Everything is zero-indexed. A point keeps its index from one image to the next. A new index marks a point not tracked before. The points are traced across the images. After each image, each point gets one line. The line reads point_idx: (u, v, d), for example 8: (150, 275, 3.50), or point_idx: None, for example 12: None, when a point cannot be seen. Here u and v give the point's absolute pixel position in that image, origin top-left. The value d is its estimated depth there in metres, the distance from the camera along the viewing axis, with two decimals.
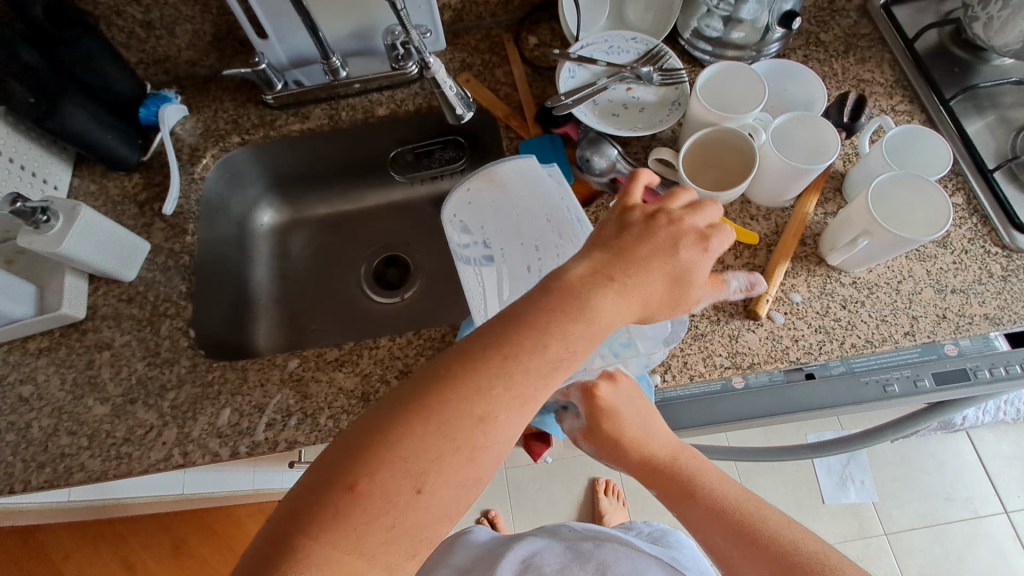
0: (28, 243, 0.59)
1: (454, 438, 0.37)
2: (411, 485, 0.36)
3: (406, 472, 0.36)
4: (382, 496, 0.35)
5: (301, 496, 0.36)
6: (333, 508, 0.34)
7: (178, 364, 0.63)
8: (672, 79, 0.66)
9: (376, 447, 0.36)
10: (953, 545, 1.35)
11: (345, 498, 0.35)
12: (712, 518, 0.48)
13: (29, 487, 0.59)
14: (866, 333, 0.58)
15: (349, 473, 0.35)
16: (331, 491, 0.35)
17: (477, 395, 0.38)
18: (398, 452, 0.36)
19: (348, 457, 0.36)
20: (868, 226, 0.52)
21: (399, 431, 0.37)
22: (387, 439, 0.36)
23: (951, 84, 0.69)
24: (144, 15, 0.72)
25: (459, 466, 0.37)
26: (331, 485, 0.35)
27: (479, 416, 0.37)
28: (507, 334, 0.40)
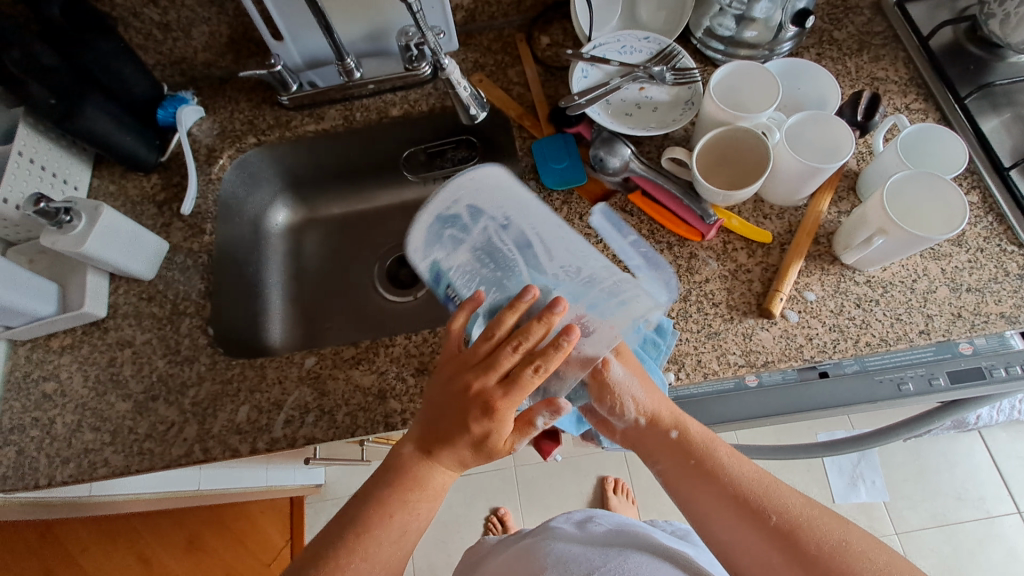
0: (52, 243, 0.60)
1: (397, 514, 0.50)
2: (380, 565, 0.49)
3: (374, 556, 0.49)
4: (363, 574, 0.49)
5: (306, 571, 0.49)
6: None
7: (197, 361, 0.64)
8: (684, 78, 0.66)
9: (352, 527, 0.50)
10: (966, 545, 1.34)
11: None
12: (728, 501, 0.50)
13: (54, 482, 0.60)
14: (880, 331, 0.58)
15: (336, 559, 0.49)
16: (324, 565, 0.49)
17: (412, 480, 0.51)
18: (365, 541, 0.49)
19: (335, 538, 0.50)
20: (883, 224, 0.52)
21: (366, 517, 0.50)
22: (360, 524, 0.50)
23: (967, 82, 0.69)
24: (162, 18, 0.73)
25: (404, 539, 0.51)
26: (323, 564, 0.49)
27: (415, 493, 0.51)
28: (429, 426, 0.51)
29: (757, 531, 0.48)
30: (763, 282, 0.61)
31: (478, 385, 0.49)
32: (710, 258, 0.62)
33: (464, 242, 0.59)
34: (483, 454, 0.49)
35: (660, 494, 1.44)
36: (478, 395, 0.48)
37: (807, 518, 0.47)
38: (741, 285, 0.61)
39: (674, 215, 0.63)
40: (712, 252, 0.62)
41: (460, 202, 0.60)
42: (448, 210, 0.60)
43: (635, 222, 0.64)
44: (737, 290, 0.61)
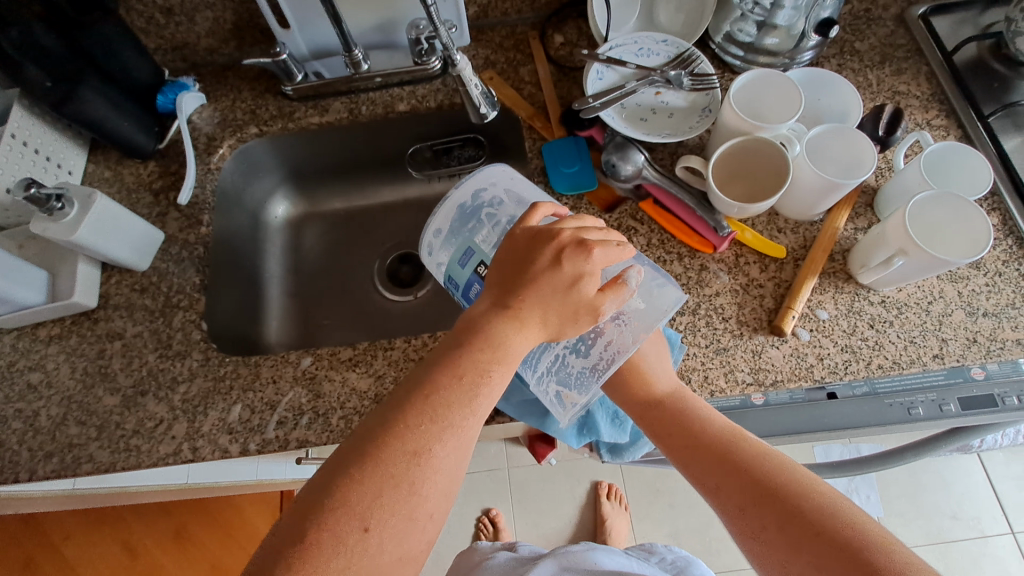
0: (42, 230, 0.58)
1: (469, 377, 0.42)
2: (451, 436, 0.40)
3: (444, 421, 0.40)
4: (432, 441, 0.39)
5: (361, 444, 0.39)
6: (397, 446, 0.39)
7: (189, 357, 0.62)
8: (703, 85, 0.64)
9: (419, 389, 0.41)
10: (958, 564, 1.34)
11: (404, 446, 0.39)
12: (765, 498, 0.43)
13: (35, 477, 0.58)
14: (894, 354, 0.56)
15: (355, 482, 0.37)
16: (382, 435, 0.39)
17: (486, 338, 0.43)
18: (435, 401, 0.40)
19: (395, 407, 0.41)
20: (903, 245, 0.50)
21: (433, 380, 0.42)
22: (427, 386, 0.41)
23: (990, 100, 0.67)
24: (165, 0, 0.71)
25: (477, 408, 0.42)
26: (385, 429, 0.39)
27: (490, 355, 0.43)
28: (509, 277, 0.46)
29: (771, 524, 0.42)
30: (775, 298, 0.59)
31: (564, 231, 0.47)
32: (721, 271, 0.60)
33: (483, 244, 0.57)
34: (567, 315, 0.45)
35: (653, 502, 1.43)
36: (565, 242, 0.46)
37: (827, 503, 0.41)
38: (752, 300, 0.59)
39: (686, 225, 0.62)
40: (723, 265, 0.61)
41: (475, 203, 0.58)
42: (467, 202, 0.58)
43: (645, 231, 0.63)
44: (747, 305, 0.59)
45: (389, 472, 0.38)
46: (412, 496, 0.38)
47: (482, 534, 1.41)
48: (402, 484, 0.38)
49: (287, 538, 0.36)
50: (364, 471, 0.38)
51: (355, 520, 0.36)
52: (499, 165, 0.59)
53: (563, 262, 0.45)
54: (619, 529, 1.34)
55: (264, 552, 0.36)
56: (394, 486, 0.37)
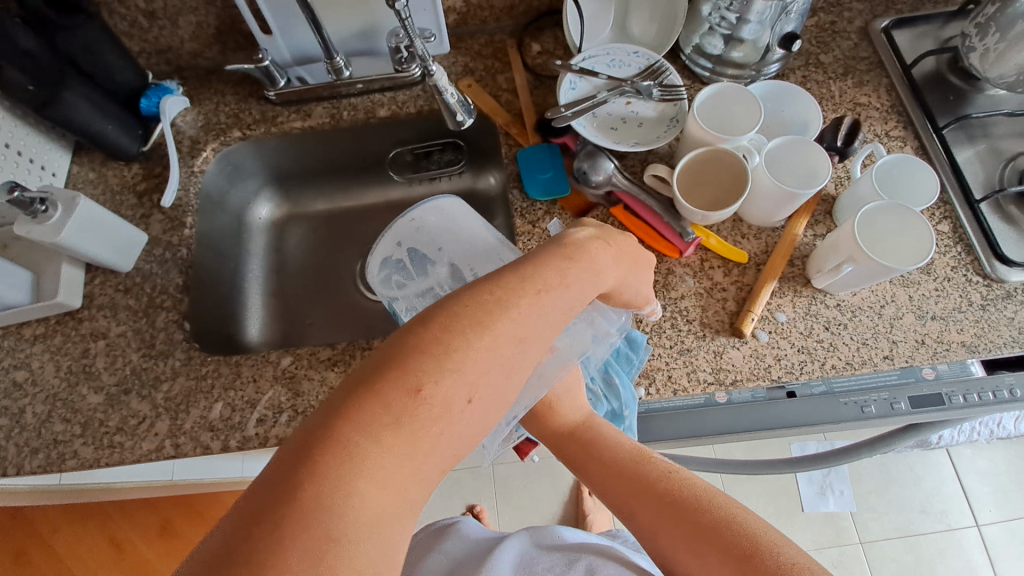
0: (27, 233, 0.60)
1: (514, 319, 0.36)
2: (481, 388, 0.34)
3: (489, 379, 0.35)
4: (458, 392, 0.33)
5: (371, 379, 0.32)
6: (413, 389, 0.32)
7: (172, 357, 0.64)
8: (671, 95, 0.67)
9: (446, 325, 0.34)
10: (926, 555, 1.39)
11: (411, 386, 0.32)
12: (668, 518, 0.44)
13: (21, 472, 0.60)
14: (846, 355, 0.59)
15: (376, 419, 0.31)
16: (400, 372, 0.32)
17: (532, 281, 0.38)
18: (470, 347, 0.34)
19: (416, 339, 0.33)
20: (852, 253, 0.53)
21: (489, 319, 0.35)
22: (458, 324, 0.34)
23: (945, 112, 0.70)
24: (148, 5, 0.72)
25: (522, 373, 0.37)
26: (410, 361, 0.32)
27: (538, 287, 0.37)
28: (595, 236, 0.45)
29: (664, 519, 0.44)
30: (737, 302, 0.62)
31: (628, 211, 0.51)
32: (686, 275, 0.63)
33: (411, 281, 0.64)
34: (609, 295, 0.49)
35: None
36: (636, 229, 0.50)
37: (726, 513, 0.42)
38: (715, 303, 0.62)
39: (653, 230, 0.64)
40: (689, 269, 0.63)
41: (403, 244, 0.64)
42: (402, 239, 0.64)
43: None
44: (710, 308, 0.62)
45: (402, 416, 0.31)
46: (427, 440, 0.32)
47: None
48: (420, 432, 0.31)
49: (274, 486, 0.28)
50: (376, 414, 0.31)
51: (375, 468, 0.30)
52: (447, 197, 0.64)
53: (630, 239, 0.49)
54: (600, 524, 1.38)
55: (245, 512, 0.28)
56: (410, 432, 0.31)
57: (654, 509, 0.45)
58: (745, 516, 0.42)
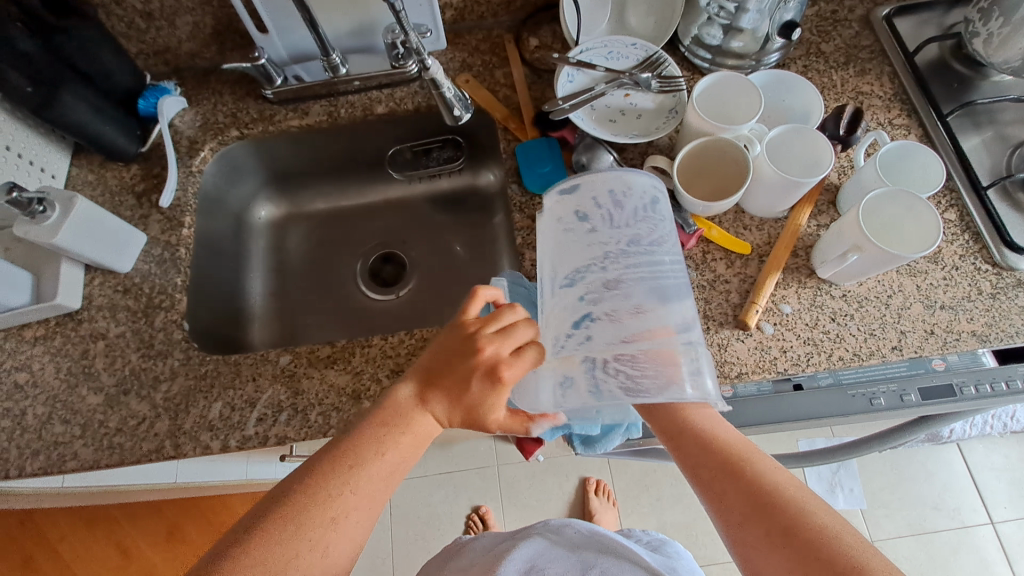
0: (24, 233, 0.59)
1: (391, 452, 0.44)
2: (365, 502, 0.42)
3: (362, 488, 0.42)
4: (350, 507, 0.41)
5: (286, 500, 0.41)
6: (321, 511, 0.41)
7: (171, 356, 0.64)
8: (670, 87, 0.66)
9: (338, 453, 0.44)
10: (939, 553, 1.37)
11: (324, 511, 0.41)
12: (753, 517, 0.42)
13: (22, 474, 0.60)
14: (854, 346, 0.58)
15: (262, 540, 0.39)
16: (304, 498, 0.41)
17: (403, 414, 0.46)
18: (359, 471, 0.43)
19: (326, 456, 0.44)
20: (857, 241, 0.52)
21: (357, 442, 0.44)
22: (351, 456, 0.43)
23: (950, 99, 0.69)
24: (145, 6, 0.72)
25: (391, 480, 0.44)
26: (312, 487, 0.41)
27: (387, 413, 0.46)
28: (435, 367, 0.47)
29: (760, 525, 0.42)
30: (741, 294, 0.61)
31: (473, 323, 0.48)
32: (689, 267, 0.62)
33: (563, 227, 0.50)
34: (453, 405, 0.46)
35: (641, 496, 1.45)
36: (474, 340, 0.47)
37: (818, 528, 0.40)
38: (718, 295, 0.61)
39: None
40: (691, 261, 0.63)
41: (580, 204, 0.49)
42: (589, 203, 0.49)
43: None
44: (714, 300, 0.61)
45: (307, 535, 0.40)
46: (329, 546, 0.40)
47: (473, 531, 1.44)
48: (315, 549, 0.40)
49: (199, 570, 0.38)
50: (281, 535, 0.39)
51: None
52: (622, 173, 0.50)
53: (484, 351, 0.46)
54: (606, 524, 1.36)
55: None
56: (309, 549, 0.39)
57: (750, 516, 0.43)
58: (835, 533, 0.40)
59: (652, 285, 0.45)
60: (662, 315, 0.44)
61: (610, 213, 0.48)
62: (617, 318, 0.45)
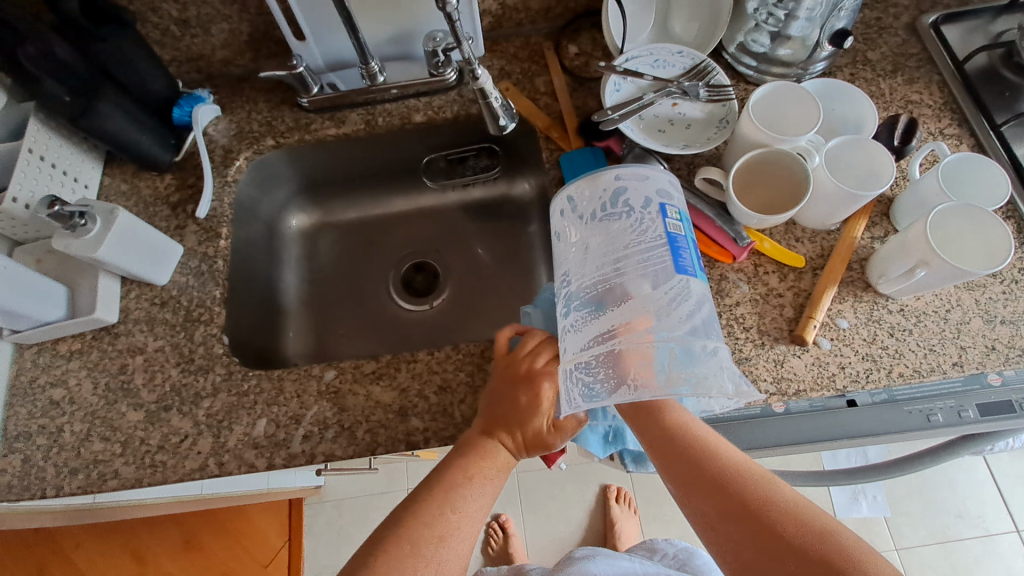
0: (65, 247, 0.58)
1: (476, 476, 0.51)
2: (464, 522, 0.49)
3: (460, 509, 0.49)
4: (452, 527, 0.48)
5: (401, 525, 0.48)
6: (428, 529, 0.48)
7: (212, 371, 0.62)
8: (720, 96, 0.64)
9: (436, 482, 0.51)
10: (963, 561, 1.36)
11: (431, 531, 0.47)
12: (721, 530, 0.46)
13: (61, 493, 0.58)
14: (913, 362, 0.57)
15: (385, 556, 0.46)
16: (412, 521, 0.48)
17: (481, 448, 0.52)
18: (453, 496, 0.50)
19: (426, 485, 0.51)
20: (924, 256, 0.51)
21: (446, 472, 0.51)
22: (444, 483, 0.50)
23: (1001, 108, 0.68)
24: (181, 13, 0.70)
25: (483, 499, 0.51)
26: (417, 511, 0.49)
27: (462, 448, 0.53)
28: (493, 408, 0.54)
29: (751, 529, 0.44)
30: (795, 308, 0.60)
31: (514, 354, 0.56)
32: (741, 281, 0.61)
33: (577, 219, 0.53)
34: (503, 425, 0.53)
35: (662, 503, 1.44)
36: (519, 378, 0.54)
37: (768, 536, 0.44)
38: (772, 309, 0.60)
39: (705, 235, 0.62)
40: (743, 274, 0.61)
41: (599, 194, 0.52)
42: (606, 194, 0.52)
43: None
44: (768, 314, 0.60)
45: (420, 553, 0.46)
46: (441, 560, 0.47)
47: (493, 539, 1.43)
48: (431, 563, 0.46)
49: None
50: (401, 554, 0.46)
51: None
52: (654, 168, 0.53)
53: (525, 378, 0.54)
54: (628, 533, 1.35)
55: None
56: (425, 564, 0.46)
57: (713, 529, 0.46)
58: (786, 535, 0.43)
59: (641, 281, 0.47)
60: (652, 309, 0.46)
61: (593, 216, 0.52)
62: (611, 316, 0.47)
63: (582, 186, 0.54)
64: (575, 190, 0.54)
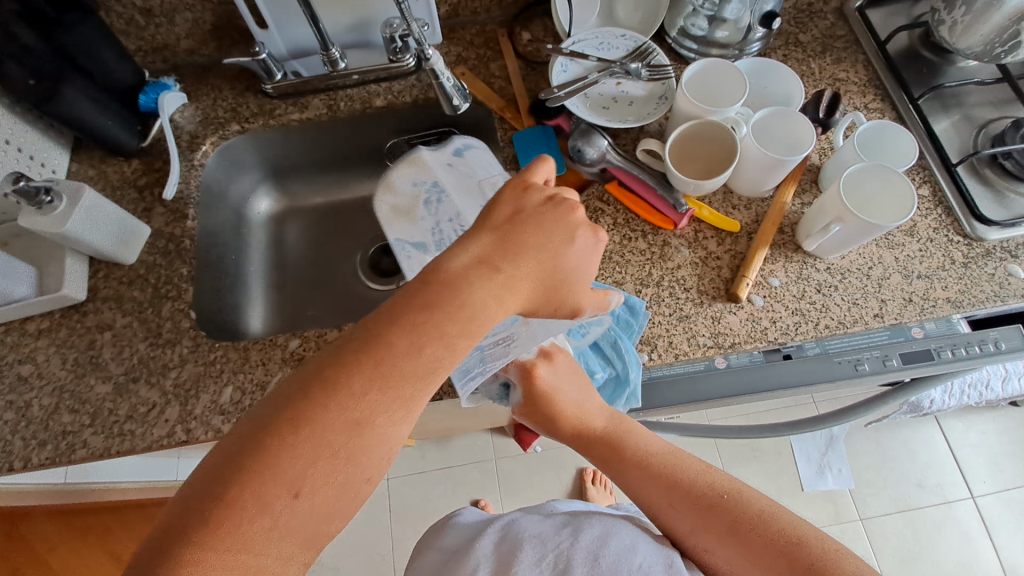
0: (31, 223, 0.60)
1: (372, 397, 0.38)
2: (330, 469, 0.37)
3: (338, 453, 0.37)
4: (307, 474, 0.36)
5: (238, 475, 0.36)
6: (268, 483, 0.36)
7: (179, 344, 0.65)
8: (659, 75, 0.69)
9: (305, 404, 0.38)
10: (924, 529, 1.41)
11: (282, 487, 0.36)
12: (646, 477, 0.54)
13: (30, 464, 0.60)
14: (839, 314, 0.62)
15: (210, 518, 0.35)
16: (254, 469, 0.36)
17: (388, 365, 0.39)
18: (324, 425, 0.37)
19: (289, 404, 0.38)
20: (839, 213, 0.56)
21: (321, 394, 0.38)
22: (310, 402, 0.38)
23: (920, 84, 0.74)
24: (145, 3, 0.73)
25: (376, 433, 0.39)
26: (264, 457, 0.36)
27: (375, 355, 0.39)
28: (490, 262, 0.43)
29: (672, 499, 0.52)
30: (731, 269, 0.64)
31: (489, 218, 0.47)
32: (682, 245, 0.65)
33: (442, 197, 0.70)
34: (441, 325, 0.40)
35: None
36: (566, 235, 0.47)
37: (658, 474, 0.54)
38: (710, 271, 0.64)
39: (647, 204, 0.66)
40: (684, 240, 0.65)
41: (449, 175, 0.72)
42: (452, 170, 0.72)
43: (611, 211, 0.67)
44: (706, 276, 0.64)
45: (244, 503, 0.35)
46: (275, 526, 0.36)
47: None
48: (277, 526, 0.36)
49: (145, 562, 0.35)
50: (219, 532, 0.35)
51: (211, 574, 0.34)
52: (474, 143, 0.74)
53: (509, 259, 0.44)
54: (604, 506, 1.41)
55: None
56: (254, 515, 0.35)
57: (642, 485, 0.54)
58: (688, 467, 0.54)
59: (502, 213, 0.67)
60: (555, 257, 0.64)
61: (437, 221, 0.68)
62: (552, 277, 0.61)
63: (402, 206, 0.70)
64: (399, 220, 0.69)
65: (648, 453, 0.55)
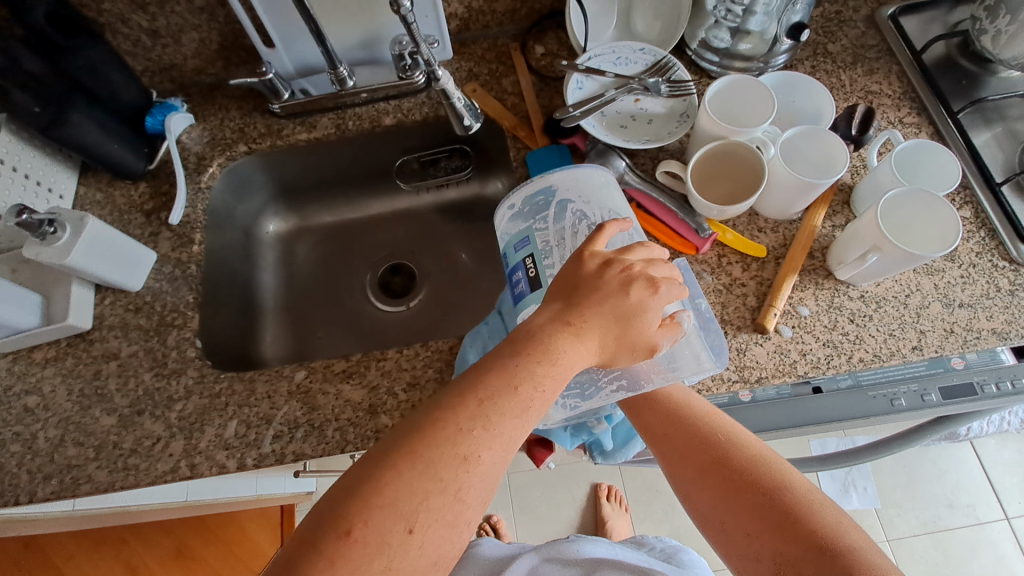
0: (35, 254, 0.59)
1: (524, 388, 0.42)
2: (499, 445, 0.40)
3: (495, 429, 0.40)
4: (482, 448, 0.40)
5: (439, 416, 0.41)
6: (453, 446, 0.39)
7: (185, 375, 0.63)
8: (680, 91, 0.65)
9: (474, 393, 0.41)
10: (955, 551, 1.35)
11: (455, 449, 0.39)
12: (784, 526, 0.44)
13: (35, 498, 0.59)
14: (874, 347, 0.58)
15: (405, 464, 0.39)
16: (447, 422, 0.40)
17: (546, 351, 0.43)
18: (510, 392, 0.42)
19: (463, 392, 0.41)
20: (876, 241, 0.52)
21: (510, 367, 0.42)
22: (482, 391, 0.41)
23: (959, 96, 0.69)
24: (150, 24, 0.72)
25: (528, 419, 0.42)
26: (467, 412, 0.40)
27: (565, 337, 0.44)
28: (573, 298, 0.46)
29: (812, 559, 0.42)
30: (758, 296, 0.60)
31: (635, 265, 0.47)
32: (705, 272, 0.62)
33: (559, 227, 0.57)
34: (614, 316, 0.45)
35: (651, 501, 1.44)
36: (636, 276, 0.46)
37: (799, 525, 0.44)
38: (735, 299, 0.60)
39: (668, 228, 0.63)
40: (706, 266, 0.62)
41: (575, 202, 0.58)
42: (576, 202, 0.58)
43: None
44: (731, 304, 0.60)
45: (438, 475, 0.38)
46: (452, 507, 0.38)
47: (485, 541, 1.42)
48: (449, 489, 0.38)
49: (354, 485, 0.38)
50: (420, 480, 0.38)
51: (401, 521, 0.37)
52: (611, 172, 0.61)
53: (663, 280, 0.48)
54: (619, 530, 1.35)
55: (333, 500, 0.39)
56: (441, 491, 0.38)
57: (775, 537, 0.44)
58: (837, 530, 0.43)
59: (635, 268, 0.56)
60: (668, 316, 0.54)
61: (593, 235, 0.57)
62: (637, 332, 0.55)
63: (588, 193, 0.59)
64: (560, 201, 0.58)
65: (789, 500, 0.46)
